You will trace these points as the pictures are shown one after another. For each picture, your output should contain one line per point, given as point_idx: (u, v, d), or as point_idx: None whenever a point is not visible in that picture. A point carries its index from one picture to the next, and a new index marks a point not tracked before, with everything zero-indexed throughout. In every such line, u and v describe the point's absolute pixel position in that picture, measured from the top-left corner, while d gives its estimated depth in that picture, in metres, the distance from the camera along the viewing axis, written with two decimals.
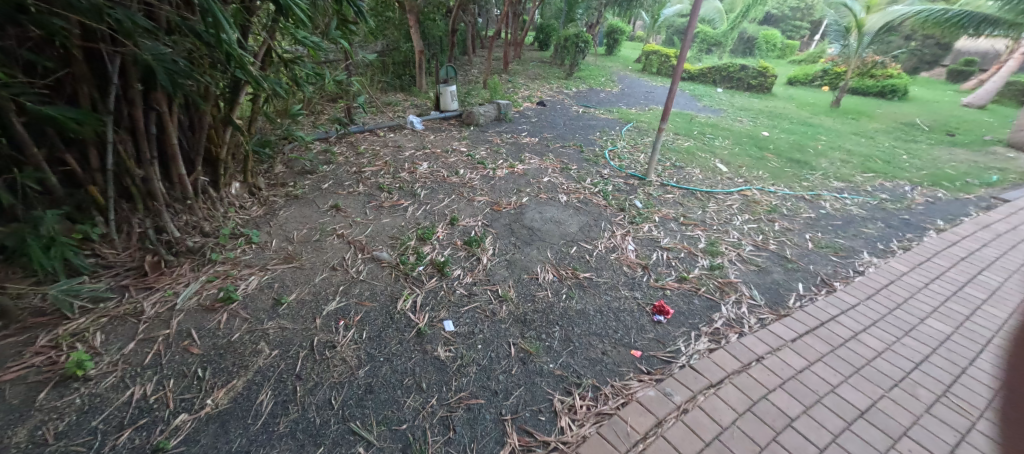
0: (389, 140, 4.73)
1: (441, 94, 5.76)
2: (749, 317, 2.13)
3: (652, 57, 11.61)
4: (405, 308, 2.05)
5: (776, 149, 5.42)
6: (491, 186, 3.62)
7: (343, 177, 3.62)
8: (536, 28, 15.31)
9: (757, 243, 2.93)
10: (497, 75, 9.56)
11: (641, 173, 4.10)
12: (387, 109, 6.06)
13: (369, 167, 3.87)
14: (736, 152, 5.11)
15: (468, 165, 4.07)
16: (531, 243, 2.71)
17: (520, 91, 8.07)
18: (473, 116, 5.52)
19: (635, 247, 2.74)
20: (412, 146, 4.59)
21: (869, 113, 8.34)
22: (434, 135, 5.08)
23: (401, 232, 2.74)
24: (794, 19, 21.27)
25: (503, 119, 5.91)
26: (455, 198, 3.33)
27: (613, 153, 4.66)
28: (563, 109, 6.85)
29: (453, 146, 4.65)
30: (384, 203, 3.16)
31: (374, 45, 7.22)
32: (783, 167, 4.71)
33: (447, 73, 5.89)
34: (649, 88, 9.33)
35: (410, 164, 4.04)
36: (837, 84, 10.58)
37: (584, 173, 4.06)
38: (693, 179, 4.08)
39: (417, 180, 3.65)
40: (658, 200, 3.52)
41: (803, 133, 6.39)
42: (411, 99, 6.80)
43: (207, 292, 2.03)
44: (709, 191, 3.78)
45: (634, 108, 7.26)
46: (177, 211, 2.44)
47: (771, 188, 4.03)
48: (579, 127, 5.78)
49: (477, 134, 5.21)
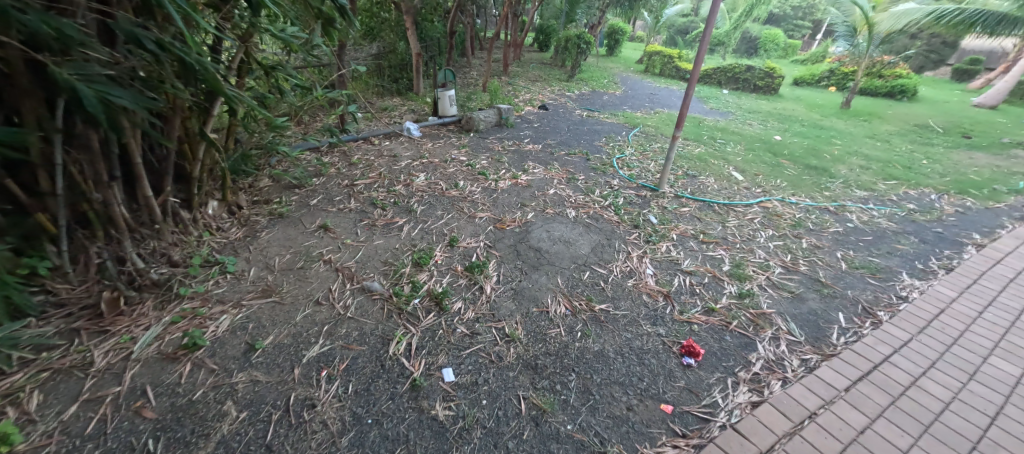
0: (384, 149, 4.46)
1: (439, 99, 5.51)
2: (790, 359, 1.87)
3: (654, 57, 11.38)
4: (398, 352, 1.78)
5: (791, 154, 5.16)
6: (494, 200, 3.36)
7: (333, 191, 3.35)
8: (536, 29, 15.11)
9: (786, 264, 2.67)
10: (497, 77, 9.32)
11: (653, 183, 3.85)
12: (383, 115, 5.80)
13: (362, 180, 3.61)
14: (750, 159, 4.85)
15: (468, 177, 3.81)
16: (539, 268, 2.45)
17: (521, 94, 7.81)
18: (473, 122, 5.27)
19: (654, 271, 2.48)
20: (409, 155, 4.33)
21: (880, 115, 8.09)
22: (432, 143, 4.82)
23: (395, 256, 2.48)
24: (795, 18, 21.04)
25: (504, 124, 5.65)
26: (455, 214, 3.07)
27: (622, 161, 4.41)
28: (566, 112, 6.59)
29: (452, 155, 4.40)
30: (377, 222, 2.90)
31: (369, 48, 6.97)
32: (801, 175, 4.46)
33: (445, 77, 5.63)
34: (653, 90, 9.09)
35: (406, 176, 3.78)
36: (845, 85, 10.32)
37: (592, 184, 3.79)
38: (709, 189, 3.82)
39: (413, 193, 3.39)
40: (674, 214, 3.27)
41: (817, 136, 6.13)
42: (408, 104, 6.55)
43: (170, 337, 1.77)
44: (727, 204, 3.52)
45: (640, 111, 7.00)
46: (144, 237, 2.17)
47: (792, 199, 3.78)
48: (584, 133, 5.53)
49: (477, 141, 4.96)
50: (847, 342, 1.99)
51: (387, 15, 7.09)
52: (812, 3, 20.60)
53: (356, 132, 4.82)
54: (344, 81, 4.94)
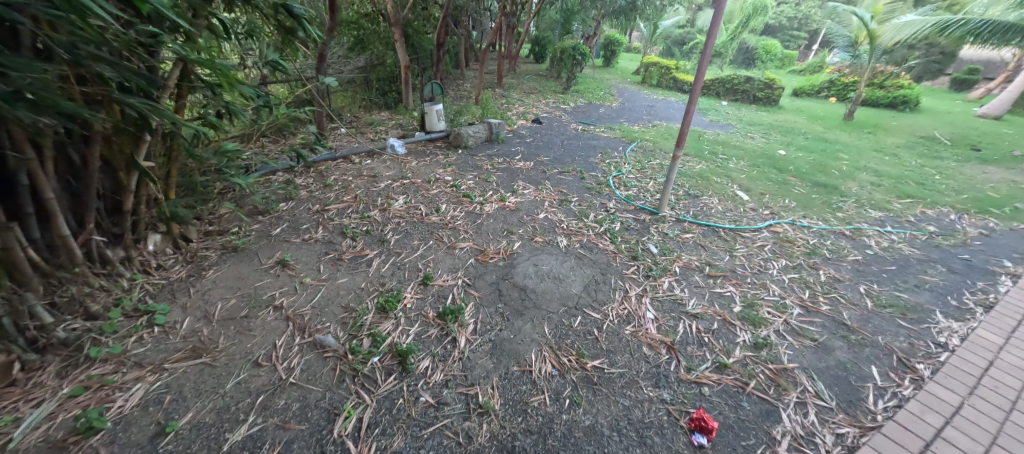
0: (364, 168, 4.18)
1: (426, 113, 5.24)
2: (823, 435, 1.54)
3: (651, 68, 11.21)
4: (345, 432, 1.45)
5: (797, 170, 4.88)
6: (478, 226, 3.06)
7: (300, 219, 3.05)
8: (532, 41, 15.04)
9: (804, 303, 2.36)
10: (490, 90, 9.11)
11: (652, 205, 3.55)
12: (368, 131, 5.54)
13: (335, 205, 3.30)
14: (754, 176, 4.57)
15: (451, 199, 3.51)
16: (524, 311, 2.13)
17: (515, 106, 7.57)
18: (461, 138, 5.00)
19: (655, 314, 2.16)
20: (390, 175, 4.04)
21: (884, 126, 7.86)
22: (417, 161, 4.53)
23: (358, 299, 2.16)
24: (791, 29, 21.07)
25: (495, 139, 5.38)
26: (433, 244, 2.77)
27: (618, 180, 4.13)
28: (560, 126, 6.34)
29: (437, 174, 4.12)
30: (344, 255, 2.58)
31: (357, 61, 6.75)
32: (810, 194, 4.17)
33: (432, 91, 5.36)
34: (650, 102, 8.87)
35: (385, 199, 3.48)
36: (846, 95, 10.12)
37: (586, 207, 3.49)
38: (713, 211, 3.52)
39: (389, 220, 3.09)
40: (675, 241, 2.97)
41: (823, 150, 5.87)
42: (396, 118, 6.30)
43: (63, 418, 1.42)
44: (734, 228, 3.22)
45: (637, 124, 6.76)
46: (58, 283, 1.80)
47: (803, 221, 3.48)
48: (578, 148, 5.26)
49: (465, 159, 4.68)
50: (890, 411, 1.67)
51: (375, 27, 6.88)
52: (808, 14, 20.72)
53: (336, 150, 4.54)
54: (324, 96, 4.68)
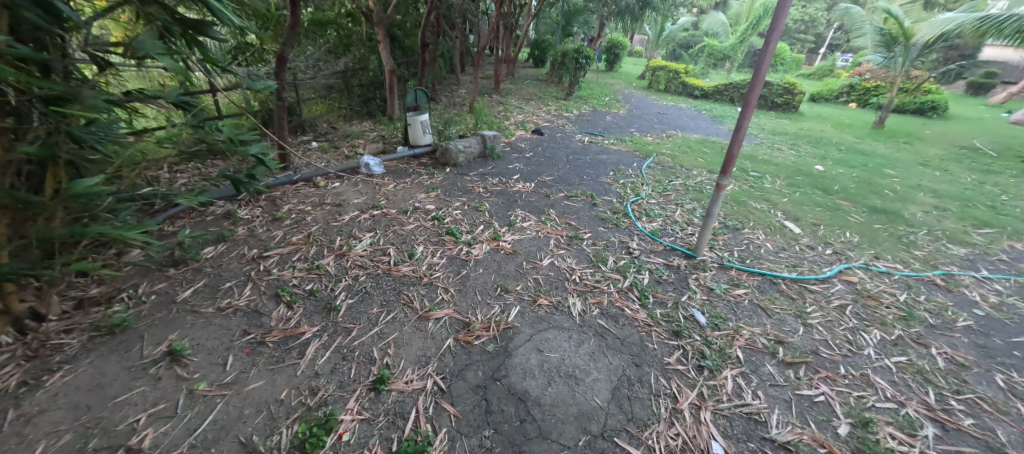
0: (328, 194, 3.44)
1: (409, 125, 4.51)
2: None
3: (658, 73, 10.52)
4: None
5: (844, 191, 4.15)
6: (462, 280, 2.32)
7: (226, 272, 2.29)
8: (531, 45, 14.41)
9: (935, 415, 1.61)
10: (486, 96, 8.42)
11: (685, 244, 2.82)
12: (344, 145, 4.83)
13: (278, 248, 2.55)
14: (797, 200, 3.83)
15: (431, 238, 2.77)
16: (524, 446, 1.37)
17: (512, 115, 6.85)
18: (449, 154, 4.27)
19: (725, 447, 1.40)
20: (359, 203, 3.29)
21: (918, 135, 7.15)
22: (395, 183, 3.80)
23: (267, 428, 1.39)
24: (799, 32, 20.52)
25: (489, 155, 4.65)
26: (398, 312, 2.02)
27: (638, 208, 3.39)
28: (564, 137, 5.63)
29: (418, 201, 3.39)
30: (268, 337, 1.82)
31: (335, 66, 6.02)
32: (870, 223, 3.44)
33: (416, 99, 4.57)
34: (660, 108, 8.17)
35: (345, 237, 2.73)
36: (868, 100, 9.40)
37: (602, 248, 2.75)
38: (762, 253, 2.78)
39: (345, 272, 2.34)
40: (725, 300, 2.23)
41: (865, 165, 5.12)
42: (378, 129, 5.59)
43: None
44: (795, 278, 2.48)
45: (650, 134, 6.04)
46: None
47: (879, 266, 2.73)
48: (585, 165, 4.53)
49: (453, 179, 3.96)
50: None
51: (357, 28, 6.24)
52: (815, 16, 20.14)
53: (297, 172, 3.80)
54: (285, 107, 3.94)
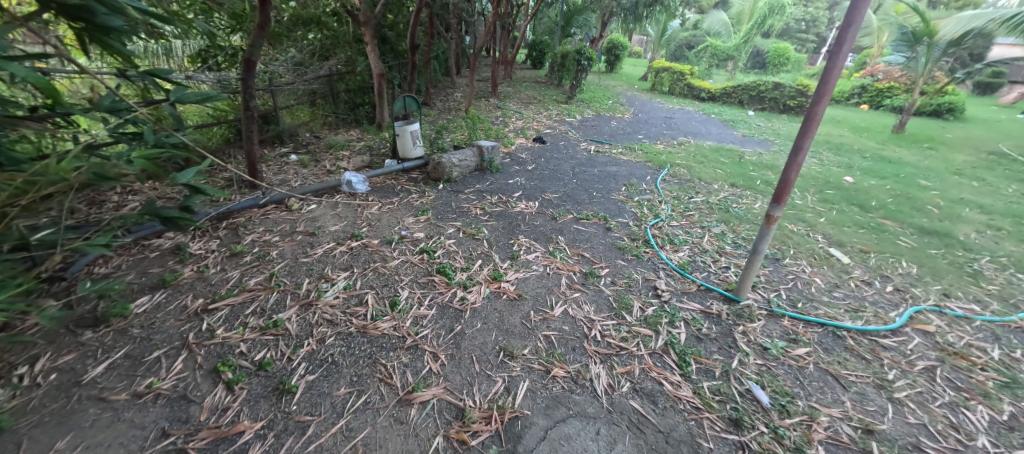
0: (300, 220, 2.97)
1: (398, 136, 4.03)
2: None
3: (662, 74, 10.06)
4: None
5: (884, 207, 3.72)
6: (456, 340, 1.86)
7: (159, 335, 1.82)
8: (529, 46, 13.96)
9: None
10: (483, 101, 7.96)
11: (721, 283, 2.37)
12: (327, 158, 4.37)
13: (230, 297, 2.07)
14: (835, 219, 3.39)
15: (418, 278, 2.31)
16: None
17: (511, 121, 6.39)
18: (442, 169, 3.80)
19: None
20: (336, 231, 2.82)
21: (941, 139, 6.76)
22: (380, 204, 3.34)
23: None
24: (799, 31, 20.59)
25: (487, 168, 4.19)
26: (371, 394, 1.55)
27: (660, 234, 2.95)
28: (568, 146, 5.18)
29: (406, 227, 2.92)
30: (192, 442, 1.34)
31: (318, 69, 5.53)
32: (925, 249, 2.99)
33: (405, 106, 4.08)
34: (667, 112, 7.74)
35: (314, 279, 2.25)
36: (881, 102, 9.03)
37: (625, 290, 2.29)
38: (814, 294, 2.33)
39: (309, 330, 1.87)
40: (785, 365, 1.77)
41: (896, 174, 4.70)
42: (365, 138, 5.13)
43: None
44: (861, 330, 2.04)
45: (660, 141, 5.59)
46: None
47: (953, 308, 2.29)
48: (594, 179, 4.08)
49: (446, 199, 3.49)
50: None
51: (343, 28, 5.81)
52: (816, 16, 19.92)
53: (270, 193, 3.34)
54: (253, 117, 3.44)
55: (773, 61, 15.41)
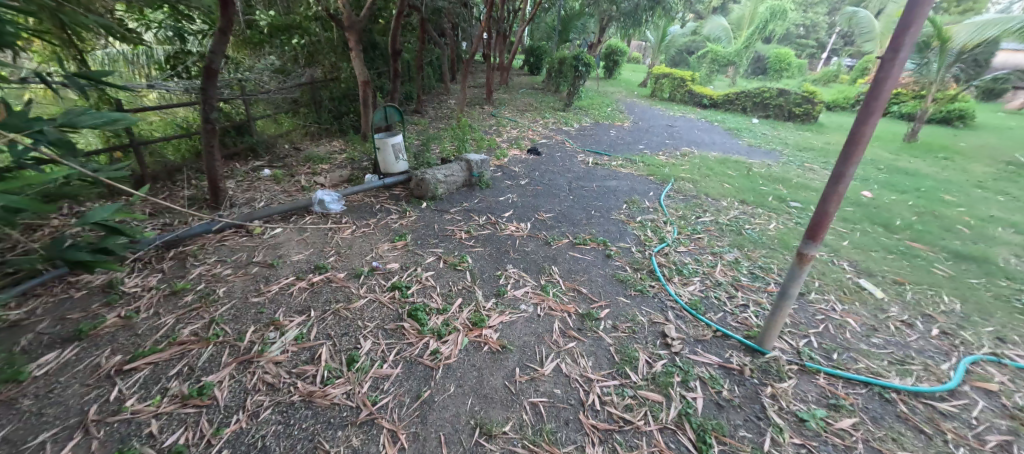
0: (260, 248, 2.62)
1: (379, 150, 3.70)
2: None
3: (663, 80, 9.80)
4: None
5: (910, 227, 3.39)
6: (421, 411, 1.51)
7: (53, 408, 1.47)
8: (526, 52, 13.73)
9: None
10: (477, 108, 7.66)
11: (740, 327, 2.03)
12: (303, 172, 4.04)
13: (154, 353, 1.72)
14: (860, 242, 3.06)
15: (385, 323, 1.96)
16: None
17: (505, 130, 6.08)
18: (425, 186, 3.46)
19: None
20: (298, 262, 2.48)
21: (956, 148, 6.46)
22: (354, 227, 3.00)
23: None
24: (798, 36, 20.47)
25: (476, 184, 3.87)
26: None
27: (666, 262, 2.62)
28: (565, 157, 4.87)
29: (379, 256, 2.58)
30: None
31: (298, 77, 5.27)
32: (967, 279, 2.65)
33: (386, 116, 3.75)
34: (669, 120, 7.45)
35: (261, 327, 1.90)
36: (889, 109, 8.77)
37: (629, 337, 1.94)
38: (848, 341, 1.99)
39: (241, 400, 1.52)
40: (829, 446, 1.43)
41: (917, 188, 4.38)
42: (348, 149, 4.80)
43: None
44: (912, 392, 1.69)
45: (662, 152, 5.27)
46: None
47: (1015, 359, 1.94)
48: (592, 196, 3.75)
49: (428, 220, 3.16)
50: None
51: (327, 34, 5.52)
52: (815, 21, 19.77)
53: (230, 215, 2.99)
54: (214, 131, 3.11)
55: (774, 67, 15.22)
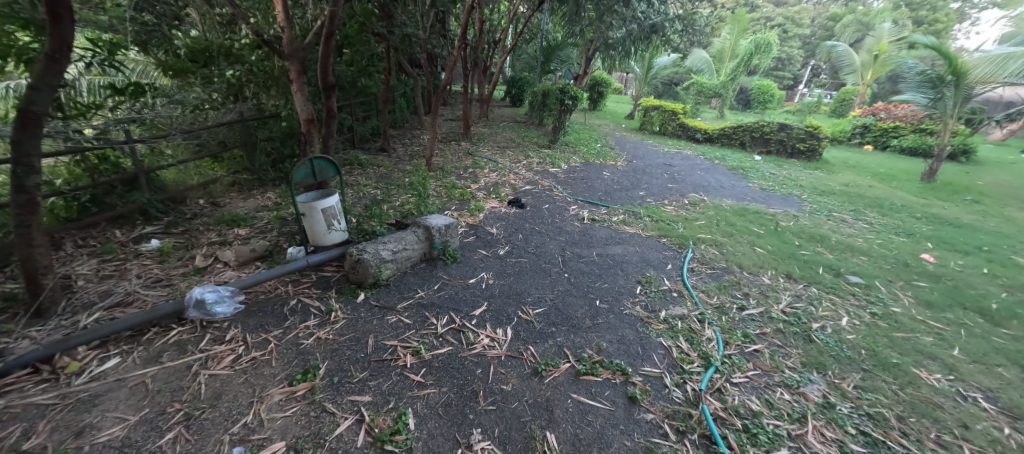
0: (50, 414, 1.54)
1: (307, 217, 2.71)
2: None
3: (652, 113, 9.27)
4: None
5: (1015, 315, 2.56)
6: None
7: None
8: (508, 83, 13.18)
9: None
10: (453, 145, 6.82)
11: None
12: (207, 244, 2.99)
13: None
14: (975, 348, 2.17)
15: None
16: None
17: (483, 173, 5.19)
18: (364, 269, 2.46)
19: None
20: (99, 451, 1.40)
21: (979, 188, 5.92)
22: (241, 349, 1.95)
23: None
24: (772, 69, 20.93)
25: (438, 257, 2.89)
26: None
27: (725, 415, 1.64)
28: (556, 211, 3.98)
29: (254, 425, 1.52)
30: None
31: (227, 114, 4.25)
32: None
33: (314, 170, 2.76)
34: (665, 157, 6.77)
35: None
36: (887, 142, 8.40)
37: None
38: None
39: None
40: None
41: (978, 247, 3.65)
42: (282, 204, 3.79)
43: None
44: None
45: (668, 201, 4.45)
46: None
47: None
48: (594, 273, 2.82)
49: (361, 327, 2.14)
50: None
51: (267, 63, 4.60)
52: (789, 54, 20.25)
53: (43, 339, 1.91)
54: (33, 203, 2.00)
55: (757, 99, 15.16)
